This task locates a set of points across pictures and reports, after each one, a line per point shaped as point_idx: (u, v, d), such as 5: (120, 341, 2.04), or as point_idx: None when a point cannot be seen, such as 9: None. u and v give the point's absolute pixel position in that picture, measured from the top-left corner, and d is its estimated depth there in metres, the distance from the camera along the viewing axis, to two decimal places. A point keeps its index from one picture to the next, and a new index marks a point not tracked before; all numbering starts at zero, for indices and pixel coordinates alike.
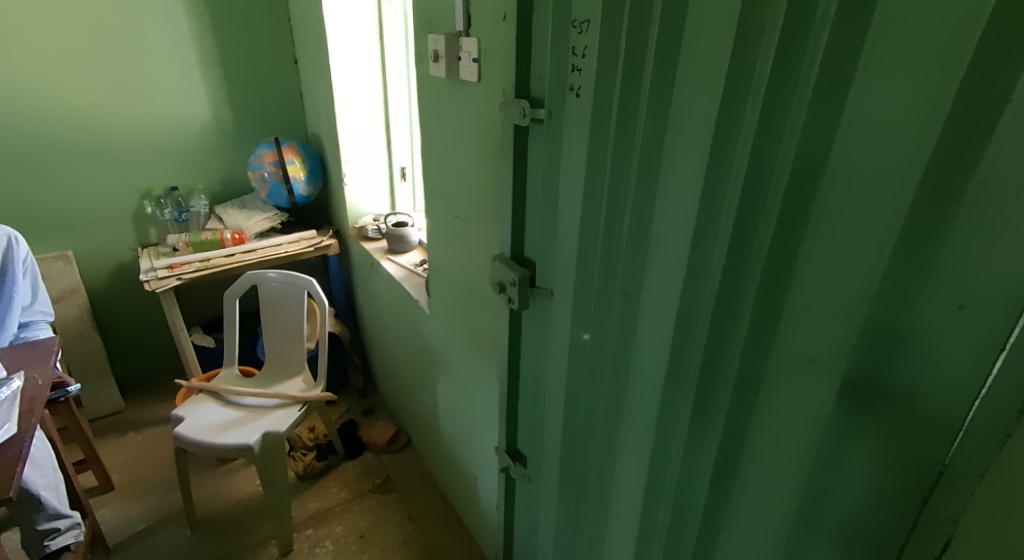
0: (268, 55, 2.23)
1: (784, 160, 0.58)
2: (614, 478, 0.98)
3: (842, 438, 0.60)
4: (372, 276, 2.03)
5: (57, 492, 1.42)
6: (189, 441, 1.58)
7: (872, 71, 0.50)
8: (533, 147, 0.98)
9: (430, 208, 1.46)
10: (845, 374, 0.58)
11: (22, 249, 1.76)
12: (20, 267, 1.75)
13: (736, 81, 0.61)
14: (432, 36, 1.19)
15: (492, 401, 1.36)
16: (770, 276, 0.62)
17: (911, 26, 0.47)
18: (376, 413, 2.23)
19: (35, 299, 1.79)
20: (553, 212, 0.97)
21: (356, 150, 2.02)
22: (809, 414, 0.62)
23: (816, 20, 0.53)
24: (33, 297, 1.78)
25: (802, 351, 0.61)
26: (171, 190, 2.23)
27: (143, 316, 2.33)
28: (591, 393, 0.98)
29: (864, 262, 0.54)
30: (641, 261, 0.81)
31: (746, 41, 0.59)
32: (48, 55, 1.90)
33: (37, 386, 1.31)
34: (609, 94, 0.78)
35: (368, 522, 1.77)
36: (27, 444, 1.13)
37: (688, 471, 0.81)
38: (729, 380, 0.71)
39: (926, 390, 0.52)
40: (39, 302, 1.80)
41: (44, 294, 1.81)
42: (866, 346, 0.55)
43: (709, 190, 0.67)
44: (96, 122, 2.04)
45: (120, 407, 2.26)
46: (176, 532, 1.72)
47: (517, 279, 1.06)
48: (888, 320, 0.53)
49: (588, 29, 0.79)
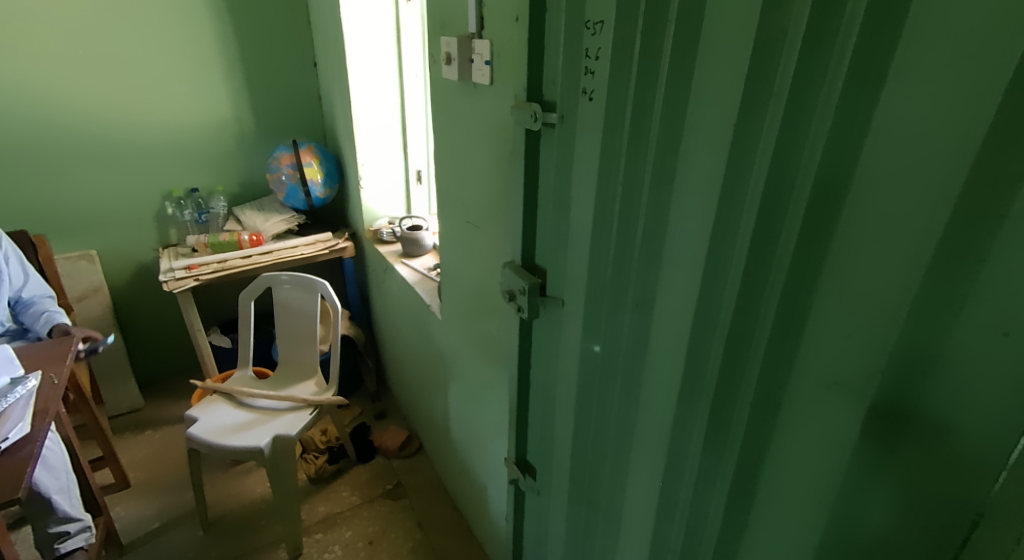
0: (288, 57, 2.24)
1: (808, 167, 0.54)
2: (624, 496, 0.94)
3: (868, 469, 0.55)
4: (387, 279, 2.03)
5: (68, 495, 1.43)
6: (201, 442, 1.58)
7: (906, 73, 0.46)
8: (545, 152, 0.95)
9: (442, 212, 1.44)
10: (872, 400, 0.53)
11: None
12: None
13: (756, 85, 0.57)
14: (444, 39, 1.17)
15: (502, 410, 1.33)
16: (792, 291, 0.59)
17: (950, 24, 0.43)
18: (388, 417, 2.22)
19: (27, 279, 1.78)
20: (565, 219, 0.94)
21: (371, 152, 2.01)
22: (832, 441, 0.58)
23: (844, 19, 0.49)
24: (25, 277, 1.77)
25: (826, 373, 0.57)
26: (192, 191, 2.26)
27: (163, 315, 2.35)
28: (601, 406, 0.95)
29: (896, 278, 0.50)
30: (655, 273, 0.77)
31: (768, 42, 0.55)
32: (74, 58, 1.94)
33: (53, 385, 1.32)
34: (623, 95, 0.75)
35: (377, 528, 1.75)
36: (38, 444, 1.14)
37: (703, 495, 0.77)
38: (747, 400, 0.66)
39: (964, 423, 0.47)
40: (33, 281, 1.79)
41: (34, 273, 1.79)
42: (895, 371, 0.51)
43: (726, 198, 0.63)
44: (117, 126, 2.07)
45: (140, 404, 2.29)
46: (188, 531, 1.73)
47: (527, 287, 1.03)
48: (921, 344, 0.49)
49: (601, 30, 0.76)
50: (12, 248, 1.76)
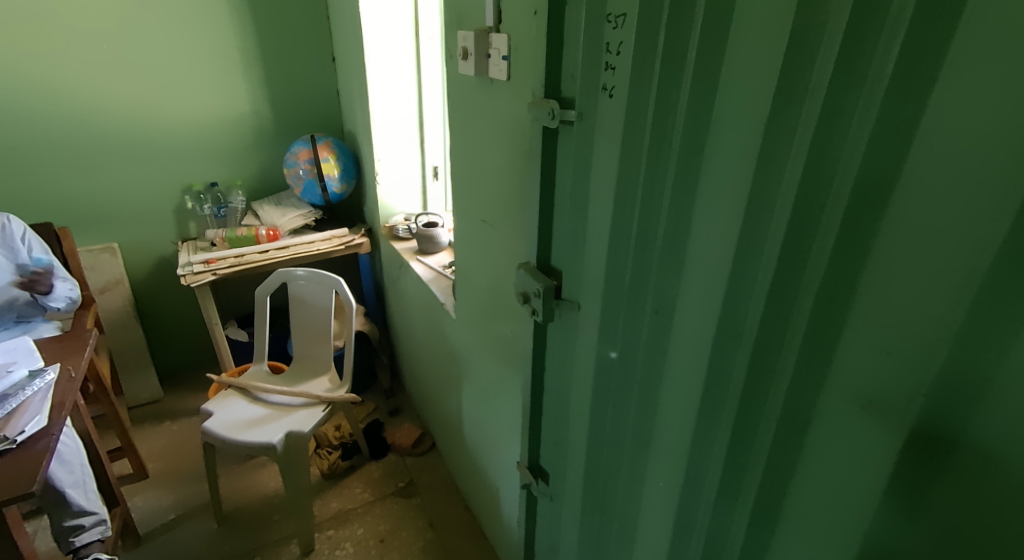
0: (307, 52, 2.24)
1: (847, 172, 0.50)
2: (640, 509, 0.91)
3: (907, 498, 0.51)
4: (402, 276, 2.01)
5: (84, 489, 1.45)
6: (215, 436, 1.58)
7: (959, 71, 0.42)
8: (562, 150, 0.92)
9: (458, 210, 1.41)
10: (913, 426, 0.49)
11: (15, 225, 1.75)
12: (22, 243, 1.75)
13: (790, 83, 0.53)
14: (461, 33, 1.14)
15: (515, 412, 1.31)
16: (825, 304, 0.55)
17: (1013, 16, 0.38)
18: (402, 414, 2.21)
19: (53, 266, 1.81)
20: (582, 220, 0.91)
21: (388, 148, 1.99)
22: (867, 466, 0.54)
23: (890, 13, 0.45)
24: (50, 266, 1.80)
25: (860, 394, 0.53)
26: (211, 186, 2.27)
27: (182, 308, 2.37)
28: (617, 415, 0.92)
29: (943, 295, 0.46)
30: (676, 280, 0.74)
31: (803, 36, 0.51)
32: (97, 52, 1.95)
33: (70, 378, 1.33)
34: (645, 92, 0.71)
35: (389, 526, 1.74)
36: (55, 437, 1.14)
37: (723, 512, 0.73)
38: (772, 417, 0.63)
39: (1019, 456, 0.43)
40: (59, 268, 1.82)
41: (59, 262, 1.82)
42: (940, 396, 0.47)
43: (755, 204, 0.59)
44: (139, 120, 2.09)
45: (159, 395, 2.32)
46: (203, 524, 1.74)
47: (542, 290, 1.00)
48: (970, 368, 0.45)
49: (624, 24, 0.73)
50: (38, 241, 1.79)
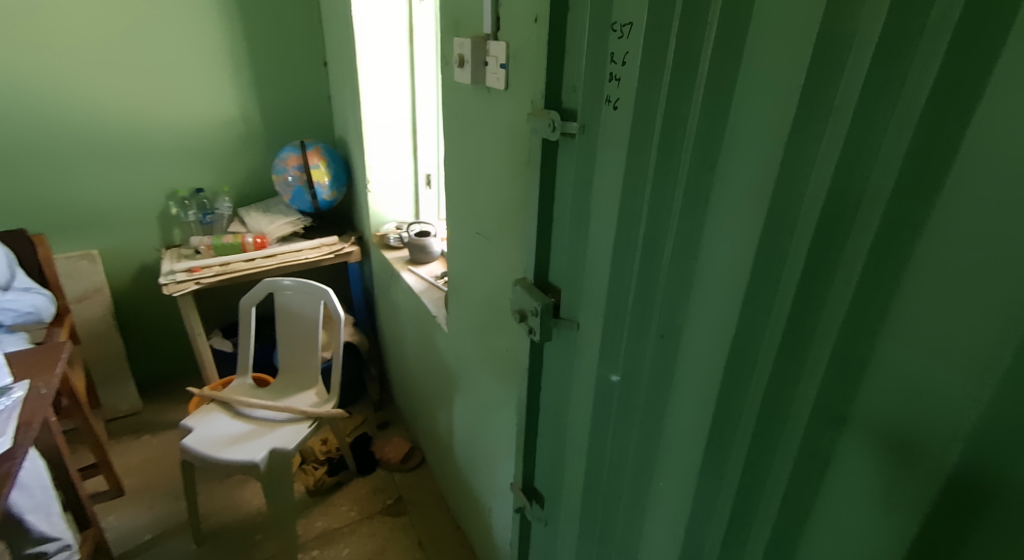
0: (298, 55, 2.19)
1: (878, 194, 0.47)
2: (641, 540, 0.87)
3: (939, 549, 0.47)
4: (392, 286, 1.96)
5: (46, 513, 1.37)
6: (195, 454, 1.51)
7: (1004, 92, 0.39)
8: (563, 163, 0.88)
9: (451, 221, 1.37)
10: (948, 473, 0.46)
11: None
12: None
13: (814, 98, 0.50)
14: (457, 40, 1.10)
15: (510, 431, 1.27)
16: (850, 334, 0.51)
17: None
18: (391, 427, 2.15)
19: (14, 277, 1.74)
20: (583, 236, 0.87)
21: (380, 155, 1.95)
22: (893, 512, 0.50)
23: (927, 28, 0.42)
24: (12, 277, 1.73)
25: (887, 435, 0.50)
26: (197, 192, 2.21)
27: (164, 317, 2.30)
28: (618, 441, 0.88)
29: (985, 332, 0.42)
30: (684, 302, 0.70)
31: (828, 51, 0.48)
32: (81, 53, 1.89)
33: (40, 396, 1.27)
34: (653, 106, 0.68)
35: (377, 545, 1.69)
36: (20, 460, 1.08)
37: (732, 550, 0.69)
38: (788, 454, 0.59)
39: None
40: (19, 279, 1.75)
41: (21, 272, 1.76)
42: (978, 442, 0.44)
43: (773, 225, 0.56)
44: (123, 124, 2.03)
45: (138, 407, 2.24)
46: (181, 544, 1.67)
47: (539, 308, 0.96)
48: (1013, 413, 0.41)
49: (632, 33, 0.69)
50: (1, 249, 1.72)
